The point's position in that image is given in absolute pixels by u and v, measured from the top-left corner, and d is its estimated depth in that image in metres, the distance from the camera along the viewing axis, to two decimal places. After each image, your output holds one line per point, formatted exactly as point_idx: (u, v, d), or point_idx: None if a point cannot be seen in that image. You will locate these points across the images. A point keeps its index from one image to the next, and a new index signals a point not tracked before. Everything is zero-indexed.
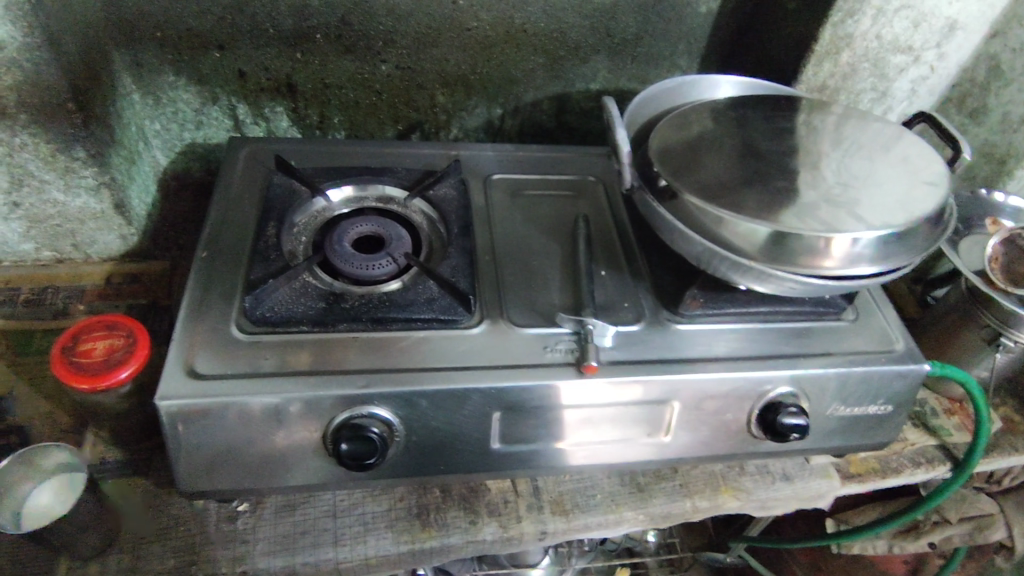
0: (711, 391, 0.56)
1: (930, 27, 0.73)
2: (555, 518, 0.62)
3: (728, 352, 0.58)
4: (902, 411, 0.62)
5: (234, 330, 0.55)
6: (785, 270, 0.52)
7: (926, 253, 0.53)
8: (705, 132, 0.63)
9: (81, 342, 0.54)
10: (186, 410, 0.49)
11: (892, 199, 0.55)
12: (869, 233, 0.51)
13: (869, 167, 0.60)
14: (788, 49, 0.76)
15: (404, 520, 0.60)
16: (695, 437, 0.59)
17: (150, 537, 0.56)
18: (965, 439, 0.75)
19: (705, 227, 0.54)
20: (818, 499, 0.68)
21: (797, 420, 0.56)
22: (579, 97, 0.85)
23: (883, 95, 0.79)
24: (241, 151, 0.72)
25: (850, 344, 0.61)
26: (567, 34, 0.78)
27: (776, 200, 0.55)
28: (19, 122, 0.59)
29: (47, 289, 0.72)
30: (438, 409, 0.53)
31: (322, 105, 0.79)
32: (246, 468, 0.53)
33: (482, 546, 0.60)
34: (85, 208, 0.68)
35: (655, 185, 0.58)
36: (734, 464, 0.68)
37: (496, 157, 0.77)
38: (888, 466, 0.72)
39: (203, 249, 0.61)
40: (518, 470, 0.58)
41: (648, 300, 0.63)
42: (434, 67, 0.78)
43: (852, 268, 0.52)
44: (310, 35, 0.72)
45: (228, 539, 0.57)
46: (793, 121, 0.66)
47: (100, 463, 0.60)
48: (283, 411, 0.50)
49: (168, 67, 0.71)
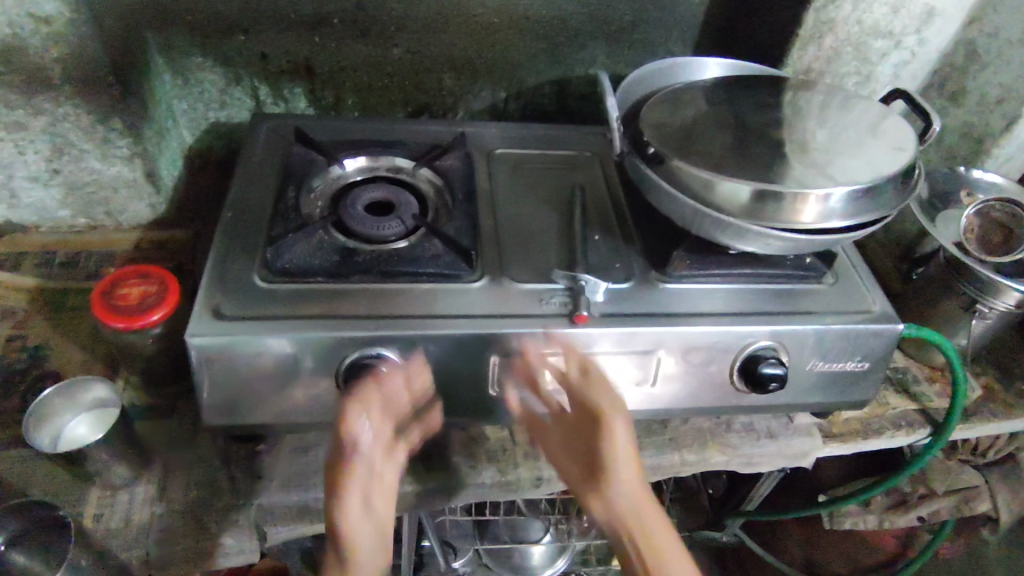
0: (696, 343, 0.60)
1: (908, 13, 0.78)
2: (551, 465, 0.66)
3: (713, 309, 0.63)
4: (878, 368, 0.66)
5: (256, 280, 0.60)
6: (762, 226, 0.56)
7: (893, 211, 0.57)
8: (693, 108, 0.67)
9: (118, 288, 0.60)
10: (211, 347, 0.54)
11: (863, 163, 0.60)
12: (838, 189, 0.55)
13: (845, 138, 0.64)
14: (775, 34, 0.81)
15: (410, 462, 0.64)
16: (682, 387, 0.63)
17: (176, 471, 0.61)
18: (945, 404, 0.78)
19: (691, 189, 0.58)
20: (801, 456, 0.71)
21: (775, 370, 0.60)
22: (579, 82, 0.90)
23: (867, 78, 0.84)
24: (264, 125, 0.77)
25: (829, 304, 0.65)
26: (566, 20, 0.83)
27: (756, 164, 0.59)
28: (63, 93, 0.66)
29: (81, 254, 0.78)
30: (443, 353, 0.57)
31: (338, 87, 0.84)
32: (263, 406, 0.57)
33: (481, 489, 0.64)
34: (119, 176, 0.74)
35: (645, 152, 0.62)
36: (721, 421, 0.72)
37: (500, 134, 0.82)
38: (869, 428, 0.75)
39: (227, 210, 0.66)
40: (516, 416, 0.63)
41: (639, 262, 0.67)
42: (442, 51, 0.83)
43: (824, 223, 0.56)
44: (327, 19, 0.77)
45: (245, 475, 0.61)
46: (778, 98, 0.70)
47: (132, 404, 0.66)
48: (298, 350, 0.55)
49: (196, 49, 0.77)
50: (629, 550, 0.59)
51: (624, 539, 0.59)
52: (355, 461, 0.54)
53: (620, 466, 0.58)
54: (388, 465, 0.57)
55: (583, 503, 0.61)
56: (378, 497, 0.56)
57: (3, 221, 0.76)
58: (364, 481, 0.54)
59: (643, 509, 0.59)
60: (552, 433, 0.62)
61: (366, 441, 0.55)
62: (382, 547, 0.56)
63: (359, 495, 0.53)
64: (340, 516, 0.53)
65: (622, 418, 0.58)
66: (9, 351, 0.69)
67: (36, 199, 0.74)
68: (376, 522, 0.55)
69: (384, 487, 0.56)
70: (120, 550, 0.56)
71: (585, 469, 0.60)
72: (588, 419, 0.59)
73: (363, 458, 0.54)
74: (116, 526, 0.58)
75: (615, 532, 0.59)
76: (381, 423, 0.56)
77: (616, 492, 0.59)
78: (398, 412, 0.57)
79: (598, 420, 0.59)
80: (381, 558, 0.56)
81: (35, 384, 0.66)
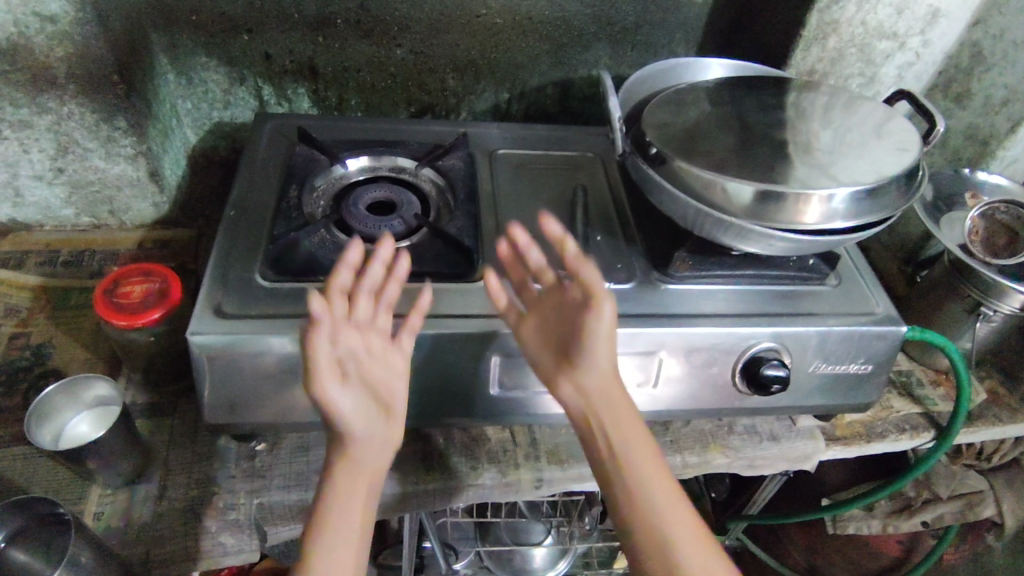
0: (698, 344, 0.60)
1: (913, 14, 0.78)
2: (552, 466, 0.66)
3: (715, 310, 0.62)
4: (881, 371, 0.66)
5: (258, 278, 0.59)
6: (763, 227, 0.56)
7: (897, 211, 0.57)
8: (696, 108, 0.67)
9: (121, 285, 0.60)
10: (212, 345, 0.54)
11: (866, 163, 0.59)
12: (840, 190, 0.55)
13: (850, 139, 0.63)
14: (778, 35, 0.81)
15: (410, 463, 0.64)
16: (684, 388, 0.63)
17: (177, 469, 0.61)
18: (949, 408, 0.78)
19: (693, 190, 0.58)
20: (804, 459, 0.71)
21: (778, 371, 0.60)
22: (582, 83, 0.90)
23: (871, 80, 0.84)
24: (267, 125, 0.77)
25: (833, 306, 0.65)
26: (570, 21, 0.83)
27: (759, 165, 0.59)
28: (68, 93, 0.66)
29: (85, 252, 0.78)
30: (443, 353, 0.57)
31: (341, 88, 0.84)
32: (264, 405, 0.57)
33: (482, 489, 0.64)
34: (123, 175, 0.74)
35: (647, 153, 0.62)
36: (723, 424, 0.72)
37: (502, 135, 0.82)
38: (873, 431, 0.75)
39: (230, 209, 0.66)
40: (516, 417, 0.63)
41: (641, 263, 0.67)
42: (445, 51, 0.83)
43: (827, 224, 0.56)
44: (331, 20, 0.78)
45: (245, 474, 0.61)
46: (782, 99, 0.70)
47: (134, 403, 0.66)
48: (298, 349, 0.55)
49: (201, 49, 0.77)
50: (594, 438, 0.56)
51: (591, 427, 0.56)
52: (336, 341, 0.51)
53: (600, 352, 0.54)
54: (391, 350, 0.54)
55: (548, 384, 0.57)
56: (375, 372, 0.53)
57: (9, 220, 0.77)
58: (354, 360, 0.52)
59: (613, 401, 0.55)
60: (530, 322, 0.57)
61: (352, 321, 0.53)
62: (390, 419, 0.54)
63: (333, 375, 0.50)
64: (321, 399, 0.50)
65: (610, 304, 0.53)
66: (12, 349, 0.69)
67: (39, 198, 0.75)
68: (372, 392, 0.53)
69: (384, 364, 0.53)
70: (120, 549, 0.56)
71: (556, 353, 0.56)
72: (575, 302, 0.55)
73: (346, 337, 0.51)
74: (116, 523, 0.58)
75: (581, 418, 0.56)
76: (364, 305, 0.54)
77: (588, 377, 0.55)
78: (384, 301, 0.55)
79: (586, 304, 0.54)
80: (386, 431, 0.54)
81: (37, 382, 0.66)
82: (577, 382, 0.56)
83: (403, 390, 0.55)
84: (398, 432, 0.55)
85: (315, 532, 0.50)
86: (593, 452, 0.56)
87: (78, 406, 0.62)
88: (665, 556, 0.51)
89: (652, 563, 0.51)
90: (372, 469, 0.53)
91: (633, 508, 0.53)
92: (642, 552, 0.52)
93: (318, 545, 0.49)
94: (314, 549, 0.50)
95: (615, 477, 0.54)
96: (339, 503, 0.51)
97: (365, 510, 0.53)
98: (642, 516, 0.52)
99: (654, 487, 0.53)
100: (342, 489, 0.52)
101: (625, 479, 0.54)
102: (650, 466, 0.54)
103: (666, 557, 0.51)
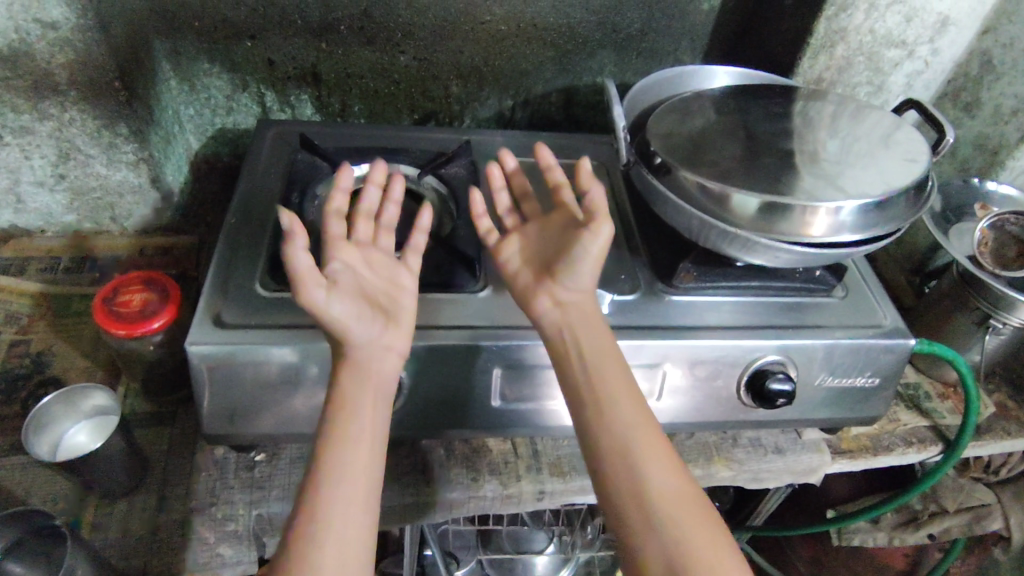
0: (702, 357, 0.59)
1: (922, 22, 0.77)
2: (553, 478, 0.65)
3: (720, 322, 0.62)
4: (888, 384, 0.65)
5: (258, 287, 0.59)
6: (770, 239, 0.55)
7: (905, 224, 0.56)
8: (702, 117, 0.66)
9: (121, 294, 0.60)
10: (210, 356, 0.53)
11: (875, 175, 0.58)
12: (849, 202, 0.54)
13: (858, 149, 0.63)
14: (786, 43, 0.80)
15: (410, 475, 0.63)
16: (689, 401, 0.62)
17: (175, 480, 0.61)
18: (957, 421, 0.77)
19: (699, 201, 0.58)
20: (809, 473, 0.70)
21: (783, 386, 0.59)
22: (586, 90, 0.90)
23: (879, 88, 0.83)
24: (269, 132, 0.77)
25: (840, 319, 0.64)
26: (575, 28, 0.82)
27: (766, 176, 0.58)
28: (69, 99, 0.66)
29: (86, 259, 0.78)
30: (444, 364, 0.56)
31: (344, 94, 0.84)
32: (263, 416, 0.57)
33: (483, 502, 0.63)
34: (125, 182, 0.74)
35: (651, 162, 0.61)
36: (727, 436, 0.71)
37: (506, 142, 0.81)
38: (879, 444, 0.74)
39: (230, 216, 0.65)
40: (518, 429, 0.62)
41: (645, 274, 0.66)
42: (449, 58, 0.83)
43: (835, 237, 0.55)
44: (335, 26, 0.77)
45: (244, 485, 0.60)
46: (789, 108, 0.69)
47: (132, 413, 0.65)
48: (298, 360, 0.54)
49: (203, 55, 0.77)
50: (566, 352, 0.55)
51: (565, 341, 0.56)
52: (332, 250, 0.54)
53: (583, 269, 0.57)
54: (390, 264, 0.57)
55: (524, 300, 0.58)
56: (374, 283, 0.55)
57: (10, 226, 0.77)
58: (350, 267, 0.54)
59: (591, 320, 0.57)
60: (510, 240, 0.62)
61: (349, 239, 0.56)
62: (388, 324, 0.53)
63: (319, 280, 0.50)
64: (311, 306, 0.49)
65: (608, 226, 0.56)
66: (12, 357, 0.69)
67: (41, 205, 0.75)
68: (373, 298, 0.54)
69: (387, 274, 0.56)
70: (117, 560, 0.56)
71: (534, 269, 0.60)
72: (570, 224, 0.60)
73: (343, 248, 0.54)
74: (113, 535, 0.57)
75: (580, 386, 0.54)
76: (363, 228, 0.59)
77: (567, 293, 0.57)
78: (383, 224, 0.60)
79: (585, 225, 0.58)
80: (388, 337, 0.53)
81: (36, 391, 0.66)
82: (555, 295, 0.57)
83: (409, 299, 0.56)
84: (403, 339, 0.54)
85: (324, 450, 0.48)
86: (563, 367, 0.55)
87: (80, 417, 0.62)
88: (631, 466, 0.50)
89: (618, 473, 0.50)
90: (377, 377, 0.52)
91: (603, 418, 0.52)
92: (606, 463, 0.51)
93: (328, 458, 0.48)
94: (321, 462, 0.48)
95: (586, 389, 0.53)
96: (347, 421, 0.50)
97: (376, 424, 0.51)
98: (613, 427, 0.52)
99: (625, 401, 0.53)
100: (350, 402, 0.50)
101: (597, 392, 0.53)
102: (640, 420, 0.52)
103: (631, 466, 0.50)
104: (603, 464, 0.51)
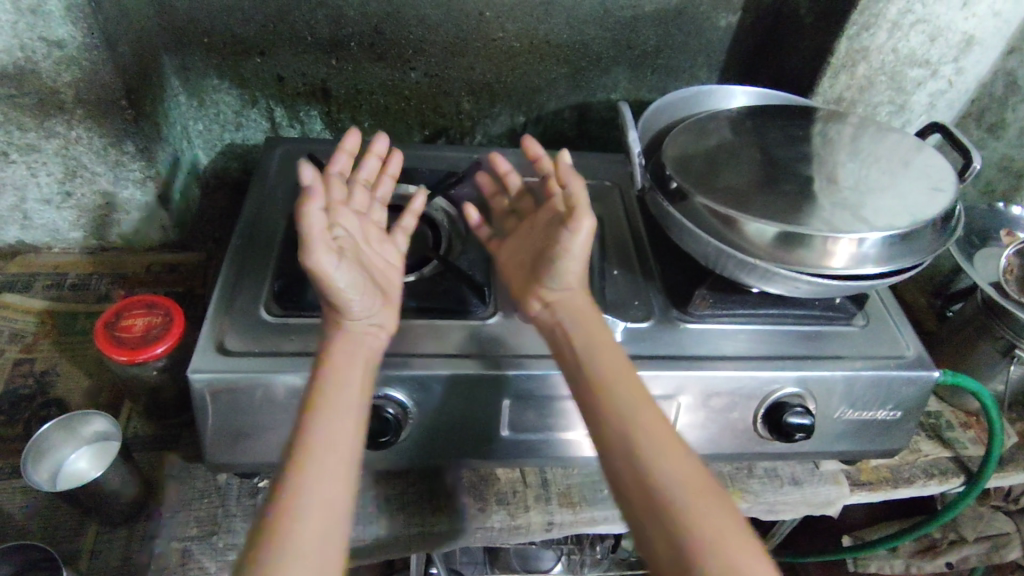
0: (719, 388, 0.58)
1: (946, 42, 0.74)
2: (563, 509, 0.63)
3: (736, 351, 0.60)
4: (911, 418, 0.62)
5: (263, 313, 0.58)
6: (789, 270, 0.53)
7: (929, 257, 0.54)
8: (719, 139, 0.64)
9: (123, 318, 0.59)
10: (212, 384, 0.52)
11: (899, 204, 0.56)
12: (873, 234, 0.52)
13: (881, 175, 0.60)
14: (806, 62, 0.78)
15: (416, 504, 0.62)
16: (703, 434, 0.60)
17: (176, 508, 0.59)
18: (980, 452, 0.74)
19: (715, 229, 0.56)
20: (827, 505, 0.68)
21: (802, 420, 0.57)
22: (600, 106, 0.88)
23: (901, 108, 0.81)
24: (277, 150, 0.76)
25: (861, 348, 0.62)
26: (589, 46, 0.81)
27: (784, 202, 0.56)
28: (76, 117, 0.65)
29: (93, 276, 0.77)
30: (451, 395, 0.55)
31: (354, 110, 0.83)
32: (264, 445, 0.55)
33: (491, 533, 0.62)
34: (131, 199, 0.73)
35: (667, 187, 0.59)
36: (742, 466, 0.69)
37: (516, 161, 0.80)
38: (900, 476, 0.71)
39: (237, 237, 0.65)
40: (526, 459, 0.60)
41: (659, 300, 0.65)
42: (460, 75, 0.81)
43: (857, 268, 0.53)
44: (345, 43, 0.76)
45: (247, 512, 0.59)
46: (808, 130, 0.67)
47: (136, 435, 0.65)
48: (301, 389, 0.53)
49: (213, 71, 0.76)
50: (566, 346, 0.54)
51: (565, 345, 0.54)
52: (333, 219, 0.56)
53: (567, 271, 0.57)
54: (382, 242, 0.60)
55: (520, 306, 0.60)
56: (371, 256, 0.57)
57: (17, 242, 0.77)
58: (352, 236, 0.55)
59: (585, 320, 0.55)
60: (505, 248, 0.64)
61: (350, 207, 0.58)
62: (383, 304, 0.55)
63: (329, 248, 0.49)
64: (315, 272, 0.49)
65: (589, 221, 0.55)
66: (16, 376, 0.68)
67: (48, 221, 0.74)
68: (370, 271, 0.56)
69: (381, 251, 0.59)
70: None
71: (525, 271, 0.61)
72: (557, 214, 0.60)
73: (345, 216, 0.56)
74: (112, 564, 0.56)
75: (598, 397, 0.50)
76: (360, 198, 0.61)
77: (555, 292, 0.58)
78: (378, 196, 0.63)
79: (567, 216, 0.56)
80: (383, 313, 0.55)
81: (39, 412, 0.65)
82: (543, 298, 0.58)
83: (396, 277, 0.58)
84: (393, 317, 0.56)
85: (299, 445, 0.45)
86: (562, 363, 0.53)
87: (78, 451, 0.62)
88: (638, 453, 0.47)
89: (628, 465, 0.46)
90: (362, 377, 0.51)
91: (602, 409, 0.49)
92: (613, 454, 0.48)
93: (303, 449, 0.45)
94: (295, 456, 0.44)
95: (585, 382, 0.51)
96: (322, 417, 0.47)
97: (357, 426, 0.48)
98: (617, 425, 0.48)
99: (630, 399, 0.49)
100: (334, 400, 0.48)
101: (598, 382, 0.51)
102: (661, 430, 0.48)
103: (637, 459, 0.46)
104: (614, 469, 0.47)
